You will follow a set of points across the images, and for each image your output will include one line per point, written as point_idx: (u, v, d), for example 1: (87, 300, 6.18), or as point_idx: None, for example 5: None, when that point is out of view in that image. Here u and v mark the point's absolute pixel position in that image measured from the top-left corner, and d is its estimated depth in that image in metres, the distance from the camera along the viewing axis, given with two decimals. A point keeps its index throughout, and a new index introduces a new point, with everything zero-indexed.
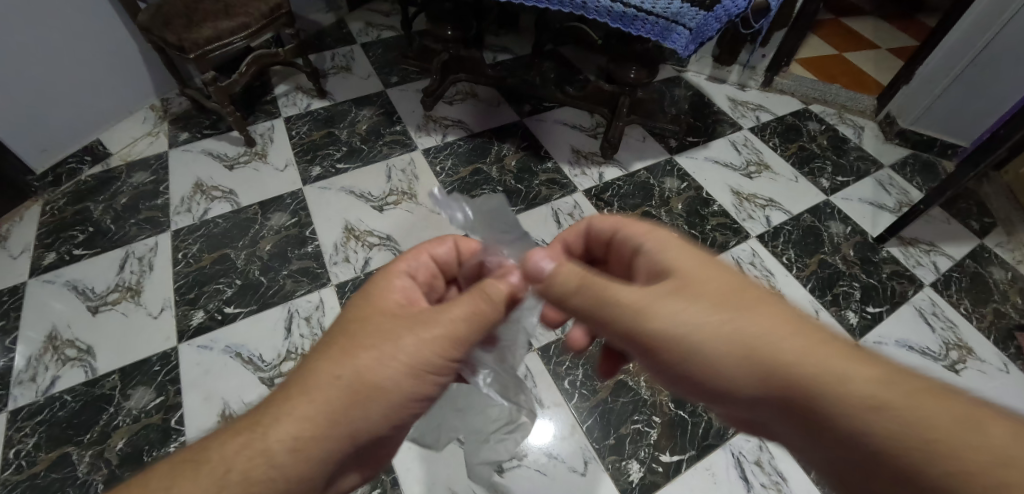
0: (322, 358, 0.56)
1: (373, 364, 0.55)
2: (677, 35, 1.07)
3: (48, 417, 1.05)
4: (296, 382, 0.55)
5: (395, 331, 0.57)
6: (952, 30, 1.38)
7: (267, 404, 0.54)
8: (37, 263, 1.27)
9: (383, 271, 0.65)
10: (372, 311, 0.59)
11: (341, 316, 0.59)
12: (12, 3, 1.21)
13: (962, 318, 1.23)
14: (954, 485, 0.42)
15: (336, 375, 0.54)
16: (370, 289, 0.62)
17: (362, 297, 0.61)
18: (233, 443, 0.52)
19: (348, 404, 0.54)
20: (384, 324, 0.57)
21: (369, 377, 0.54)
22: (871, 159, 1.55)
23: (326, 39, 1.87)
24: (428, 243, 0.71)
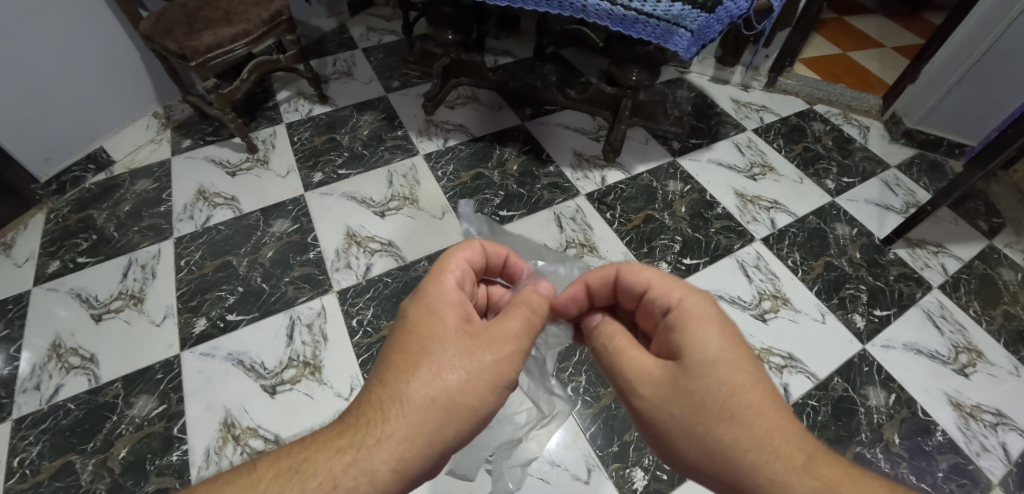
0: (409, 381, 0.58)
1: (456, 384, 0.58)
2: (679, 37, 1.06)
3: (52, 425, 1.05)
4: (384, 400, 0.58)
5: (470, 349, 0.59)
6: (958, 28, 1.37)
7: (360, 418, 0.57)
8: (42, 271, 1.28)
9: (433, 276, 0.64)
10: (440, 324, 0.60)
11: (409, 327, 0.61)
12: (16, 11, 1.22)
13: (971, 321, 1.21)
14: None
15: (424, 394, 0.57)
16: (429, 296, 0.62)
17: (423, 307, 0.62)
18: (332, 455, 0.55)
19: (436, 420, 0.57)
20: (457, 342, 0.59)
21: (455, 395, 0.58)
22: (877, 160, 1.53)
23: (328, 45, 1.87)
24: (463, 250, 0.68)
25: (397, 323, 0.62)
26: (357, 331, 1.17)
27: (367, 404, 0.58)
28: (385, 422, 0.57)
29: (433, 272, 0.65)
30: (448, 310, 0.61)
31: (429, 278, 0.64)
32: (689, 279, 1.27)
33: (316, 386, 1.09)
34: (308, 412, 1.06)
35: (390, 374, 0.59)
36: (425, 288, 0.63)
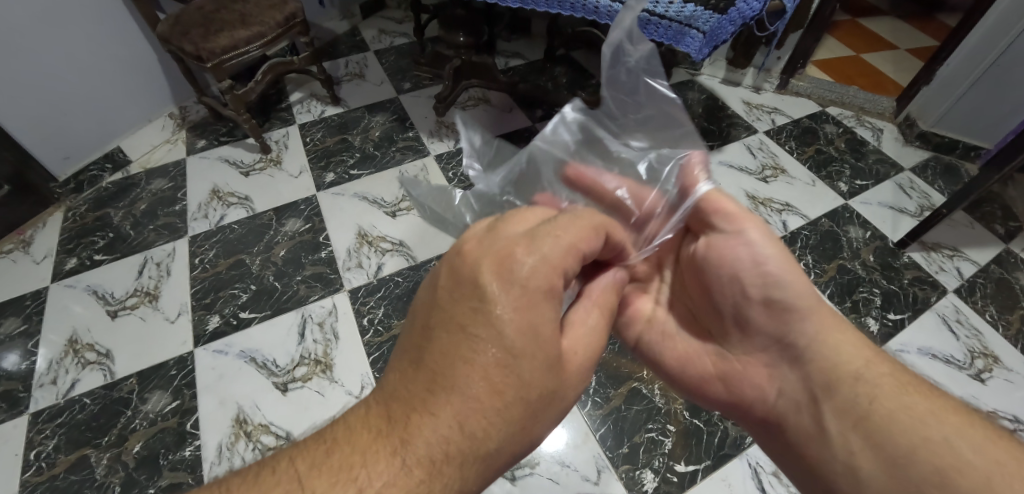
0: (494, 422, 0.45)
1: (542, 428, 0.48)
2: (690, 39, 1.05)
3: (68, 419, 1.07)
4: (466, 449, 0.44)
5: (562, 390, 0.48)
6: (975, 28, 1.35)
7: (435, 473, 0.44)
8: (59, 268, 1.30)
9: (534, 276, 0.45)
10: (539, 357, 0.46)
11: (507, 354, 0.44)
12: (38, 14, 1.25)
13: (987, 326, 1.19)
14: (904, 423, 0.54)
15: (512, 443, 0.46)
16: (532, 312, 0.45)
17: (524, 326, 0.45)
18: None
19: (509, 465, 0.48)
20: (554, 379, 0.47)
21: (537, 440, 0.48)
22: (891, 162, 1.52)
23: (341, 47, 1.89)
24: (579, 237, 0.49)
25: (481, 340, 0.44)
26: (367, 330, 1.17)
27: (442, 452, 0.44)
28: (462, 469, 0.45)
29: (535, 263, 0.45)
30: (551, 333, 0.46)
31: (531, 277, 0.45)
32: None
33: (327, 384, 1.10)
34: (319, 409, 1.07)
35: (475, 418, 0.44)
36: (526, 296, 0.45)
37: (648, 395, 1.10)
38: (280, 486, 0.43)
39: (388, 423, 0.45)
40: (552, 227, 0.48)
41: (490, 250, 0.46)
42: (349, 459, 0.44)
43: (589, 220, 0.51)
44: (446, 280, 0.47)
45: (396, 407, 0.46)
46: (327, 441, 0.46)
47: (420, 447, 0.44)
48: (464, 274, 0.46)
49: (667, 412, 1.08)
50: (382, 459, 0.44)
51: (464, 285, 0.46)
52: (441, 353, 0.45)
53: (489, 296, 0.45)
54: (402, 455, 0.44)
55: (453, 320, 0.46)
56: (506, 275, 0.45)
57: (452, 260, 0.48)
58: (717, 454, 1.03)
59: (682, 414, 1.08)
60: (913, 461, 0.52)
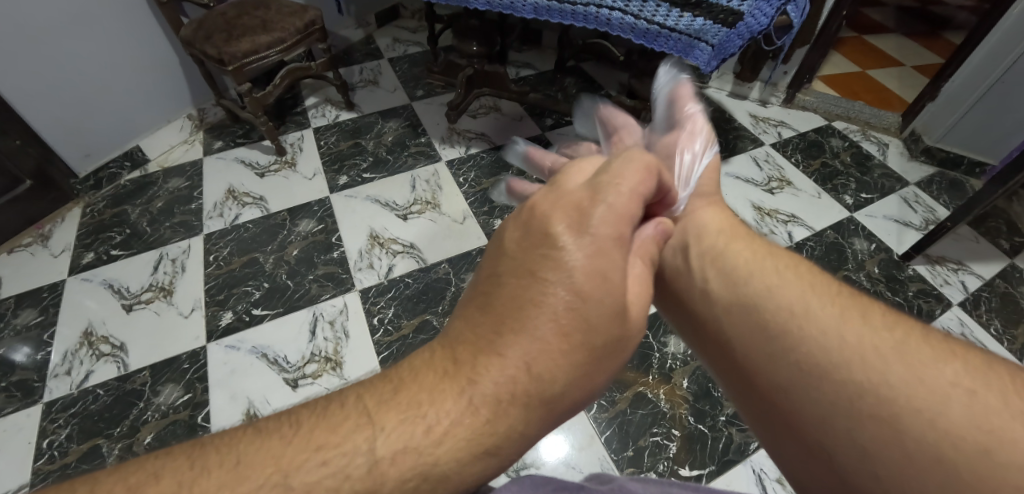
0: (554, 362, 0.45)
1: (603, 376, 0.47)
2: (699, 51, 1.08)
3: (81, 409, 1.08)
4: (524, 385, 0.44)
5: (627, 338, 0.47)
6: (979, 46, 1.38)
7: (495, 408, 0.44)
8: (76, 262, 1.33)
9: (602, 226, 0.46)
10: (606, 299, 0.45)
11: (573, 300, 0.45)
12: (69, 17, 1.29)
13: (992, 339, 1.20)
14: (748, 264, 0.62)
15: (576, 389, 0.46)
16: (602, 259, 0.46)
17: (593, 272, 0.45)
18: (463, 453, 0.43)
19: (573, 411, 0.48)
20: (620, 325, 0.47)
21: (599, 388, 0.48)
22: (896, 177, 1.54)
23: (356, 54, 1.94)
24: (629, 177, 0.48)
25: (551, 285, 0.45)
26: (378, 328, 1.19)
27: (508, 394, 0.44)
28: (525, 409, 0.45)
29: (604, 212, 0.46)
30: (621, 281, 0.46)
31: (601, 226, 0.46)
32: None
33: (337, 381, 1.11)
34: None
35: (538, 353, 0.44)
36: (597, 245, 0.46)
37: (653, 400, 1.11)
38: (349, 421, 0.44)
39: (454, 365, 0.46)
40: (613, 176, 0.48)
41: (561, 204, 0.48)
42: (416, 396, 0.45)
43: (643, 160, 0.50)
44: (516, 232, 0.48)
45: (462, 351, 0.46)
46: (395, 380, 0.46)
47: (486, 388, 0.44)
48: (536, 225, 0.47)
49: (673, 417, 1.09)
50: (450, 399, 0.44)
51: (534, 235, 0.47)
52: (508, 297, 0.46)
53: (561, 245, 0.45)
54: (469, 394, 0.44)
55: (524, 268, 0.46)
56: (578, 225, 0.46)
57: (523, 215, 0.49)
58: (721, 459, 1.03)
59: (687, 419, 1.08)
60: (755, 292, 0.59)
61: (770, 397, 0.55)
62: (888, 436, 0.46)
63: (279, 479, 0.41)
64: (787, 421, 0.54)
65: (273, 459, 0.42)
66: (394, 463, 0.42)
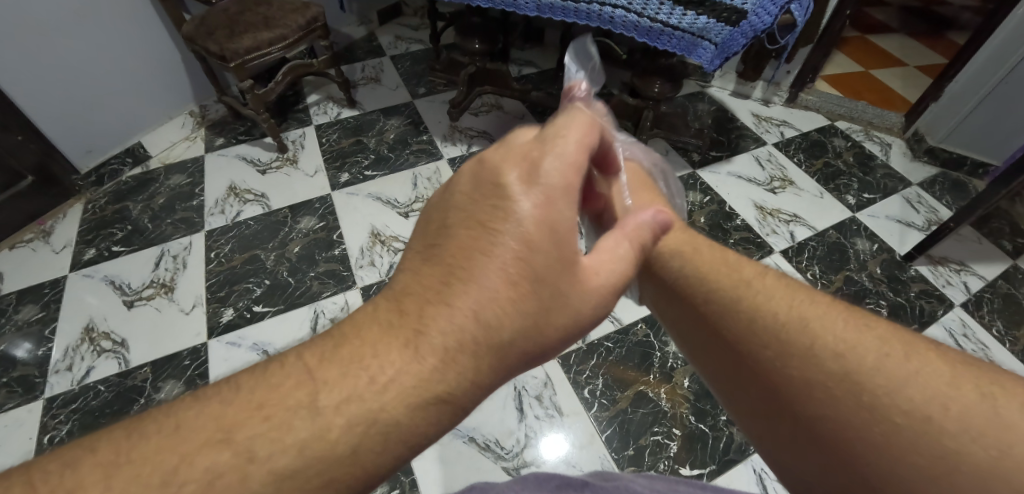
0: (501, 309, 0.45)
1: (556, 333, 0.48)
2: (703, 50, 1.08)
3: (82, 405, 1.08)
4: (477, 338, 0.44)
5: (579, 288, 0.48)
6: (983, 46, 1.37)
7: (445, 361, 0.43)
8: (77, 258, 1.33)
9: (552, 177, 0.47)
10: (552, 249, 0.46)
11: (522, 246, 0.45)
12: (72, 13, 1.29)
13: (994, 340, 1.20)
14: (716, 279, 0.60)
15: (525, 337, 0.46)
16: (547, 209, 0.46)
17: (543, 222, 0.46)
18: (409, 404, 0.42)
19: (522, 360, 0.48)
20: (567, 277, 0.47)
21: (550, 337, 0.48)
22: (898, 177, 1.54)
23: (357, 52, 1.93)
24: (580, 132, 0.50)
25: (501, 234, 0.46)
26: None
27: (457, 343, 0.44)
28: (473, 358, 0.44)
29: (554, 165, 0.47)
30: (569, 231, 0.47)
31: (550, 179, 0.47)
32: None
33: None
34: None
35: (491, 302, 0.45)
36: (543, 195, 0.46)
37: (654, 399, 1.11)
38: (290, 379, 0.42)
39: (399, 317, 0.45)
40: (558, 131, 0.49)
41: (509, 157, 0.48)
42: (360, 350, 0.44)
43: (586, 117, 0.51)
44: (467, 185, 0.49)
45: (408, 302, 0.46)
46: (336, 337, 0.45)
47: (434, 337, 0.44)
48: (486, 178, 0.48)
49: (673, 417, 1.09)
50: (395, 350, 0.43)
51: (484, 186, 0.48)
52: (460, 247, 0.47)
53: (509, 194, 0.46)
54: (416, 345, 0.44)
55: (474, 218, 0.47)
56: (528, 176, 0.47)
57: (473, 169, 0.50)
58: (722, 459, 1.03)
59: (687, 419, 1.08)
60: (733, 310, 0.57)
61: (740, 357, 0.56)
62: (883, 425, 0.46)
63: (220, 437, 0.39)
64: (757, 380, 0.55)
65: (215, 419, 0.40)
66: (338, 415, 0.41)
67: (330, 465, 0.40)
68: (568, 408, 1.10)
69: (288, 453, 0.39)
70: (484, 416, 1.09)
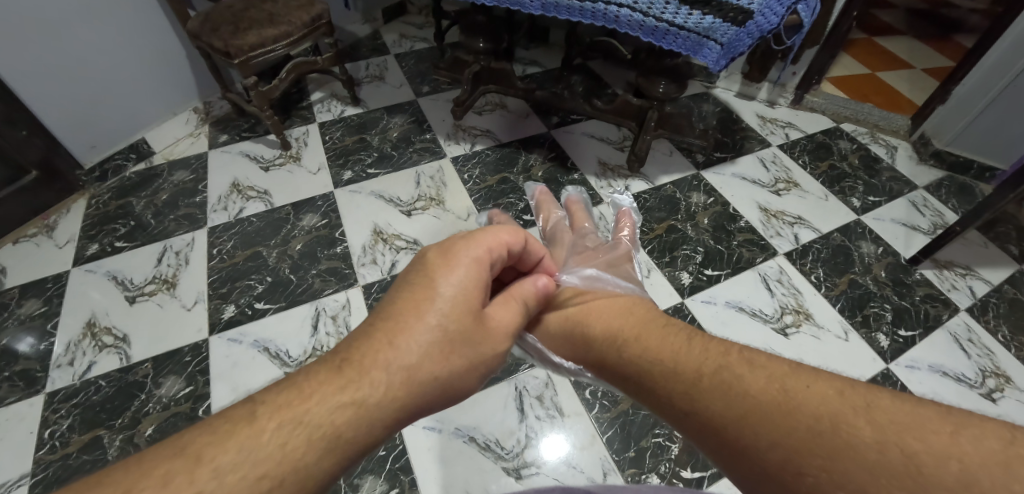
0: (415, 349, 0.52)
1: (462, 367, 0.55)
2: (708, 49, 1.07)
3: (83, 400, 1.08)
4: (401, 369, 0.51)
5: (483, 340, 0.57)
6: (991, 50, 1.36)
7: (378, 385, 0.49)
8: (81, 253, 1.33)
9: (463, 255, 0.57)
10: (465, 306, 0.55)
11: (444, 303, 0.55)
12: (78, 9, 1.29)
13: (999, 346, 1.19)
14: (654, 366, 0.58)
15: (440, 373, 0.53)
16: (460, 276, 0.56)
17: (461, 288, 0.56)
18: (335, 413, 0.46)
19: (432, 397, 0.53)
20: (477, 329, 0.57)
21: (456, 378, 0.55)
22: (904, 180, 1.52)
23: (362, 50, 1.93)
24: (502, 232, 0.62)
25: (424, 293, 0.55)
26: None
27: (381, 369, 0.50)
28: (392, 384, 0.50)
29: (472, 249, 0.58)
30: (475, 294, 0.57)
31: (466, 257, 0.57)
32: (710, 290, 1.27)
33: None
34: None
35: (411, 342, 0.52)
36: (461, 264, 0.57)
37: None
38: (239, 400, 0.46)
39: (333, 354, 0.50)
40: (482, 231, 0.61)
41: (441, 246, 0.59)
42: (297, 379, 0.48)
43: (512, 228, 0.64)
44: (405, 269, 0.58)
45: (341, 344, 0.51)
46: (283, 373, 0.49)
47: (360, 365, 0.49)
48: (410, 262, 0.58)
49: None
50: (326, 374, 0.48)
51: (415, 266, 0.58)
52: (391, 304, 0.55)
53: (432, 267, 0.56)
54: (346, 370, 0.49)
55: (404, 286, 0.56)
56: (449, 256, 0.57)
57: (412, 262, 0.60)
58: None
59: None
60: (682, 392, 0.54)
61: (701, 425, 0.52)
62: (808, 445, 0.44)
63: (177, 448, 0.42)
64: (716, 441, 0.50)
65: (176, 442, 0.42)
66: (272, 421, 0.44)
67: (264, 464, 0.42)
68: (569, 409, 1.09)
69: (231, 453, 0.42)
70: (484, 415, 1.08)
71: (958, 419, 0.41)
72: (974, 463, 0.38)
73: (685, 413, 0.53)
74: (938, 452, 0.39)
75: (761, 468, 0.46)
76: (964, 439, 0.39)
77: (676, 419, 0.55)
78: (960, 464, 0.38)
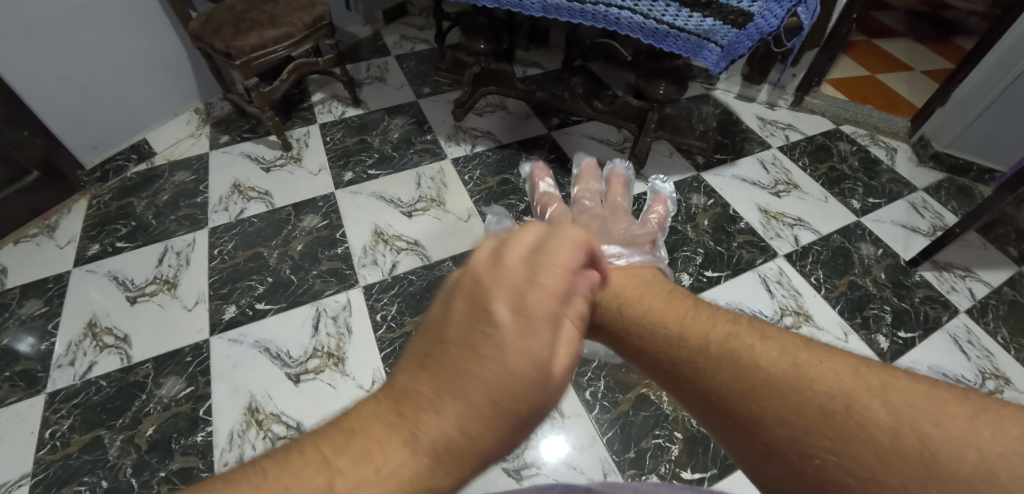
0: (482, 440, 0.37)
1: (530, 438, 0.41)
2: (709, 52, 1.08)
3: (84, 400, 1.09)
4: (462, 464, 0.36)
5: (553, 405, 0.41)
6: (991, 52, 1.37)
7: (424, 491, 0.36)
8: (82, 253, 1.33)
9: (539, 305, 0.37)
10: (540, 379, 0.37)
11: (513, 382, 0.36)
12: (78, 10, 1.29)
13: (998, 348, 1.19)
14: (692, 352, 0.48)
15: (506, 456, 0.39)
16: (536, 342, 0.37)
17: (533, 356, 0.37)
18: None
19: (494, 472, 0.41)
20: (549, 403, 0.40)
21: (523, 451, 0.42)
22: (904, 182, 1.53)
23: (363, 51, 1.94)
24: (567, 247, 0.39)
25: (486, 365, 0.36)
26: (380, 325, 1.19)
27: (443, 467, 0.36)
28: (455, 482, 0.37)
29: (545, 287, 0.37)
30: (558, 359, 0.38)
31: (539, 309, 0.37)
32: (710, 291, 1.28)
33: (338, 377, 1.11)
34: (329, 401, 1.08)
35: (475, 434, 0.36)
36: (541, 322, 0.37)
37: (656, 402, 1.10)
38: (288, 491, 0.34)
39: (385, 432, 0.36)
40: (552, 252, 0.39)
41: (501, 277, 0.38)
42: (346, 467, 0.35)
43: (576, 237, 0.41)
44: (457, 306, 0.38)
45: (390, 413, 0.37)
46: (324, 437, 0.37)
47: (419, 460, 0.35)
48: (463, 293, 0.38)
49: (675, 419, 1.08)
50: (380, 465, 0.35)
51: (470, 310, 0.38)
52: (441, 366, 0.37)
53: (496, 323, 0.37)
54: (402, 468, 0.35)
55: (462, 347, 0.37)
56: (516, 303, 0.37)
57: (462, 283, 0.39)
58: (723, 462, 1.03)
59: (688, 421, 1.08)
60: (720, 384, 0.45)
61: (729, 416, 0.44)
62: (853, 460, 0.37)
63: None
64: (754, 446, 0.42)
65: None
66: None
67: None
68: (569, 410, 1.09)
69: None
70: None
71: (976, 401, 0.37)
72: (992, 449, 0.34)
73: (689, 384, 0.47)
74: (956, 438, 0.35)
75: (766, 445, 0.41)
76: (982, 427, 0.35)
77: (692, 402, 0.47)
78: (980, 451, 0.35)
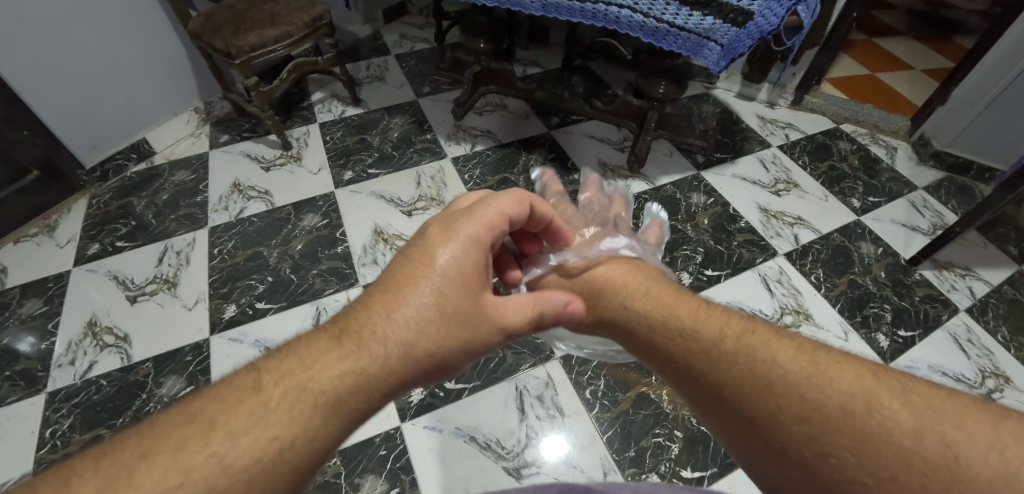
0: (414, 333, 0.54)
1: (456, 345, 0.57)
2: (708, 51, 1.08)
3: (84, 400, 1.09)
4: (398, 346, 0.53)
5: (478, 316, 0.58)
6: (991, 51, 1.36)
7: (371, 359, 0.51)
8: (82, 253, 1.33)
9: (461, 236, 0.58)
10: (461, 283, 0.57)
11: (439, 289, 0.56)
12: (78, 9, 1.29)
13: (998, 346, 1.19)
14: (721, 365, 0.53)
15: (432, 352, 0.55)
16: (463, 262, 0.57)
17: (455, 270, 0.57)
18: (337, 388, 0.49)
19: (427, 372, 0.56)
20: (472, 310, 0.57)
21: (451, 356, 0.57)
22: (904, 181, 1.53)
23: (362, 50, 1.93)
24: (500, 202, 0.62)
25: (422, 277, 0.56)
26: None
27: (383, 349, 0.52)
28: (392, 364, 0.52)
29: (471, 228, 0.59)
30: (473, 273, 0.58)
31: (465, 235, 0.58)
32: (710, 291, 1.28)
33: None
34: None
35: (410, 323, 0.54)
36: (460, 241, 0.58)
37: (656, 401, 1.10)
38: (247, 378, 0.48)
39: (340, 332, 0.52)
40: (475, 207, 0.61)
41: (440, 219, 0.60)
42: (305, 354, 0.50)
43: (513, 194, 0.64)
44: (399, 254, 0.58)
45: (345, 324, 0.53)
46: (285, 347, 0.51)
47: (367, 342, 0.52)
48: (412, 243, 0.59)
49: (675, 418, 1.08)
50: (335, 353, 0.50)
51: (413, 250, 0.58)
52: (390, 285, 0.56)
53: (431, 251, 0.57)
54: (352, 352, 0.51)
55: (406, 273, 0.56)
56: (447, 234, 0.58)
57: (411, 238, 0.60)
58: (723, 461, 1.03)
59: (689, 420, 1.08)
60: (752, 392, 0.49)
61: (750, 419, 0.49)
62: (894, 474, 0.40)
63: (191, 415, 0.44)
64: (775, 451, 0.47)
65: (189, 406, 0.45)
66: (277, 389, 0.47)
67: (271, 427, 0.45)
68: (569, 409, 1.09)
69: (240, 419, 0.45)
70: (485, 415, 1.08)
71: (1003, 409, 0.40)
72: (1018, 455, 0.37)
73: (707, 384, 0.53)
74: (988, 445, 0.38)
75: (785, 444, 0.46)
76: (1006, 432, 0.38)
77: (725, 411, 0.52)
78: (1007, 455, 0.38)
